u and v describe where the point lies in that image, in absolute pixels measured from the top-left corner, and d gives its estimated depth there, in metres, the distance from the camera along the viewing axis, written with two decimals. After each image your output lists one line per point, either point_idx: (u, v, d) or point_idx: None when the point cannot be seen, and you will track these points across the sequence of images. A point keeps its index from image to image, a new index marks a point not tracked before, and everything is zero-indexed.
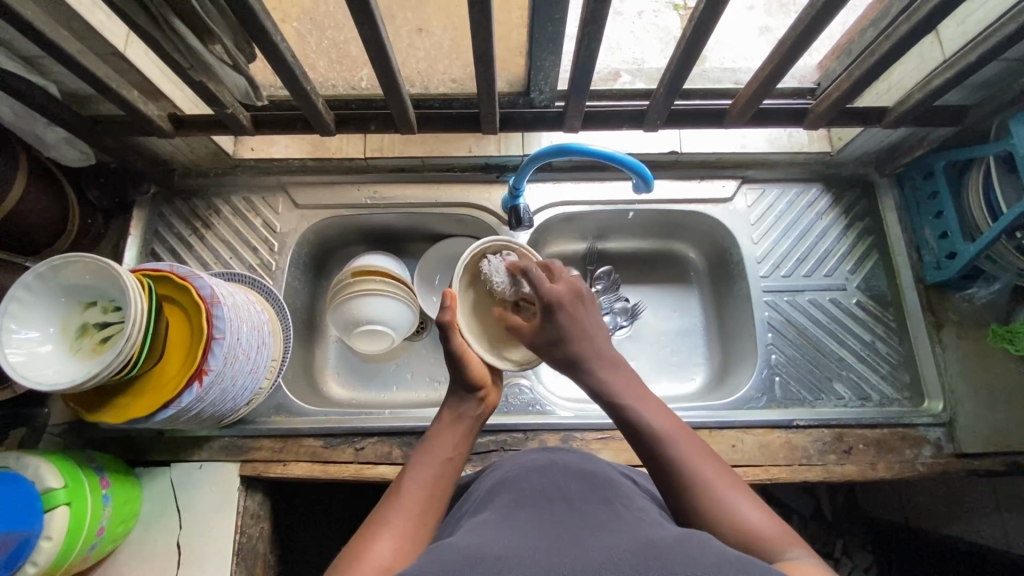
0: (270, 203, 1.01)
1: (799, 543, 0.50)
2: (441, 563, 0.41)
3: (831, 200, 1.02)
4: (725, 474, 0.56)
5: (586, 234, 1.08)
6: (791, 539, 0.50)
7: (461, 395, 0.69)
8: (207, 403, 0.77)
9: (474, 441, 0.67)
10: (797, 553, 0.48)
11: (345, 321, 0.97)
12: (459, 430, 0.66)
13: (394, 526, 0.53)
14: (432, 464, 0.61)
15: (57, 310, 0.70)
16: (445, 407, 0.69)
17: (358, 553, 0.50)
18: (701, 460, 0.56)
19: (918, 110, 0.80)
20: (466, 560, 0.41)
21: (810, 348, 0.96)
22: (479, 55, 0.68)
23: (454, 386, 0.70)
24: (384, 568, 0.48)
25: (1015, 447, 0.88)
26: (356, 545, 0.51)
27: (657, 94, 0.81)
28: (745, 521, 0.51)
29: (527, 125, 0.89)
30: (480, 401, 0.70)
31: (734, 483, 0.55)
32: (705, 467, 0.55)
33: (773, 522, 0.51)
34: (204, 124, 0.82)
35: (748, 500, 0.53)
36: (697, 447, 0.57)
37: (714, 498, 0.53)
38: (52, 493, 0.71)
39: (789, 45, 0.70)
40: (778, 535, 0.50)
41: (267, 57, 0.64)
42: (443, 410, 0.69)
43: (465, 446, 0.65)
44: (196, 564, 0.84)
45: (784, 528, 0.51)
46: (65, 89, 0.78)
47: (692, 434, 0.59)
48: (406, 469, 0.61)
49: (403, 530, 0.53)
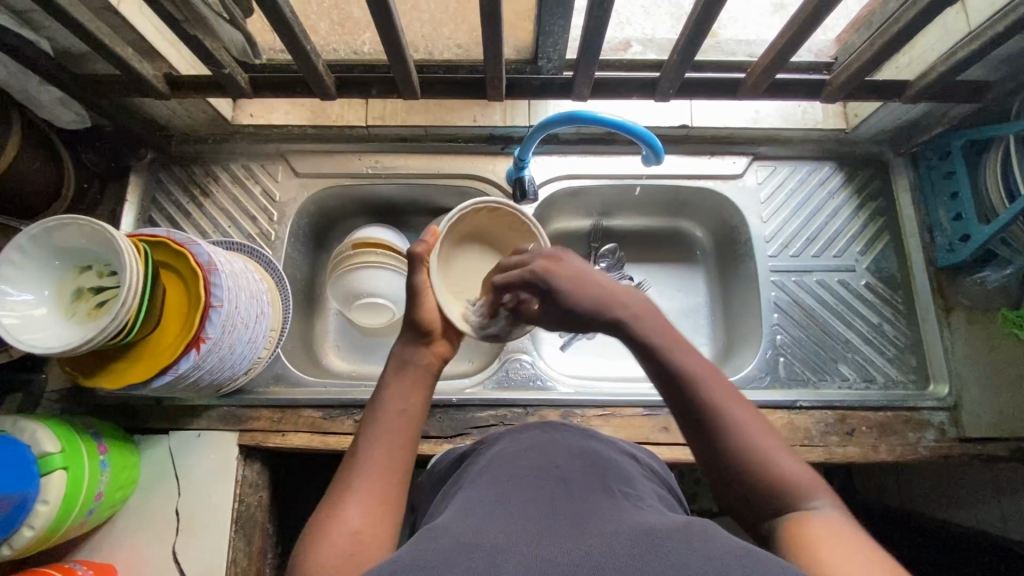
0: (270, 171, 0.99)
1: (828, 489, 0.51)
2: (435, 550, 0.40)
3: (844, 178, 1.00)
4: (759, 423, 0.54)
5: (591, 210, 1.06)
6: (822, 490, 0.50)
7: (409, 341, 0.65)
8: (204, 371, 0.76)
9: (434, 382, 0.64)
10: (826, 503, 0.49)
11: (344, 293, 0.96)
12: (413, 381, 0.62)
13: (362, 486, 0.53)
14: (391, 416, 0.59)
15: (50, 273, 0.69)
16: (394, 354, 0.65)
17: (328, 519, 0.50)
18: (731, 406, 0.54)
19: (939, 84, 0.77)
20: (459, 548, 0.40)
21: (816, 329, 0.95)
22: (486, 15, 0.65)
23: (405, 330, 0.66)
24: (353, 535, 0.49)
25: (1020, 433, 0.87)
26: (326, 509, 0.51)
27: (669, 63, 0.78)
28: (781, 474, 0.51)
29: (534, 93, 0.85)
30: (426, 347, 0.65)
31: (769, 431, 0.53)
32: (737, 415, 0.53)
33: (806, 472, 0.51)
34: (201, 86, 0.80)
35: (782, 449, 0.52)
36: (730, 395, 0.54)
37: (753, 451, 0.52)
38: (48, 457, 0.70)
39: (807, 13, 0.67)
40: (811, 484, 0.50)
41: (265, 13, 0.62)
42: (390, 361, 0.64)
43: (424, 394, 0.62)
44: (194, 530, 0.84)
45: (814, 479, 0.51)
46: (58, 45, 0.76)
47: (721, 377, 0.56)
48: (364, 425, 0.59)
49: (372, 490, 0.53)
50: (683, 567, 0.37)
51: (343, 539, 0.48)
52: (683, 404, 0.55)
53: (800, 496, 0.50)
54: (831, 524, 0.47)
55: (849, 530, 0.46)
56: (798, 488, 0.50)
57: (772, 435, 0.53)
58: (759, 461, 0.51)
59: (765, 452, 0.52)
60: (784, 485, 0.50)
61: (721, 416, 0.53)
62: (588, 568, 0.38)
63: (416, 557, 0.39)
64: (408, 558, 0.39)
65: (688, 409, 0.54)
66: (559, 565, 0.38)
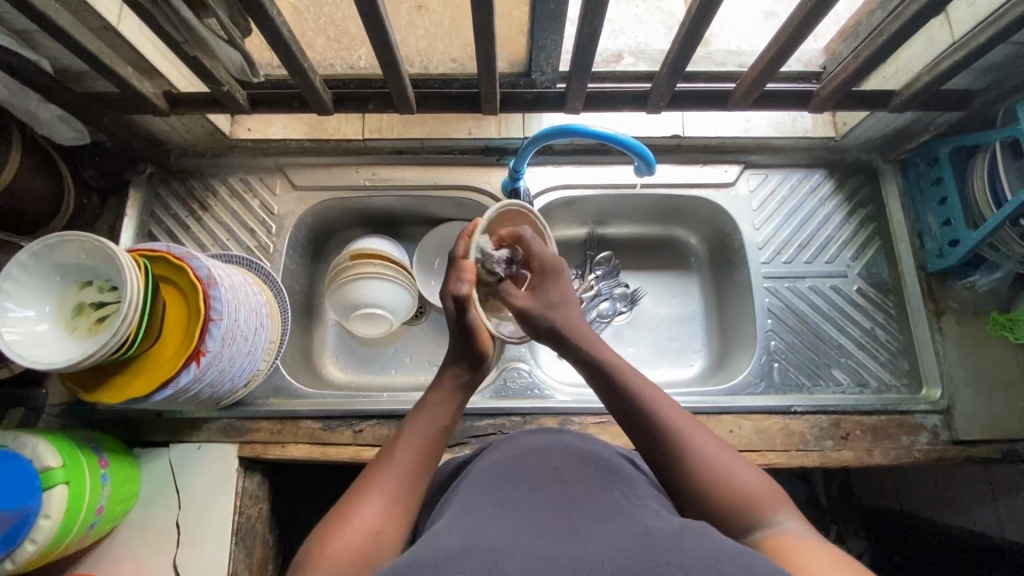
0: (268, 184, 1.00)
1: (788, 507, 0.51)
2: (434, 551, 0.41)
3: (834, 185, 1.01)
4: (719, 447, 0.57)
5: (586, 219, 1.07)
6: (783, 503, 0.51)
7: (461, 367, 0.67)
8: (205, 383, 0.77)
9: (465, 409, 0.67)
10: (786, 518, 0.50)
11: (343, 305, 0.96)
12: (453, 404, 0.65)
13: (387, 491, 0.55)
14: (431, 427, 0.61)
15: (52, 289, 0.70)
16: (445, 373, 0.67)
17: (353, 509, 0.52)
18: (687, 429, 0.58)
19: (925, 93, 0.79)
20: (460, 549, 0.41)
21: (809, 335, 0.96)
22: (480, 32, 0.66)
23: (456, 353, 0.68)
24: (372, 535, 0.50)
25: (1013, 434, 0.88)
26: (345, 507, 0.53)
27: (660, 77, 0.80)
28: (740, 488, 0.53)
29: (528, 106, 0.87)
30: (472, 369, 0.68)
31: (726, 453, 0.56)
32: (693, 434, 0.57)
33: (765, 487, 0.53)
34: (200, 103, 0.81)
35: (741, 467, 0.55)
36: (687, 419, 0.59)
37: (709, 466, 0.54)
38: (50, 472, 0.71)
39: (794, 26, 0.69)
40: (768, 498, 0.52)
41: (263, 32, 0.63)
42: (442, 375, 0.67)
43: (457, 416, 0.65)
44: (196, 542, 0.85)
45: (772, 490, 0.53)
46: (59, 64, 0.77)
47: (677, 405, 0.60)
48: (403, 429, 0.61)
49: (396, 494, 0.55)
50: (679, 565, 0.38)
51: (362, 535, 0.50)
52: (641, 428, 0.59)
53: (761, 509, 0.51)
54: (784, 532, 0.48)
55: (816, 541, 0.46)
56: (758, 503, 0.51)
57: (732, 456, 0.56)
58: (715, 473, 0.54)
59: (724, 470, 0.54)
60: (743, 496, 0.52)
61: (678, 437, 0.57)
62: (587, 567, 0.39)
63: (415, 559, 0.40)
64: (411, 558, 0.40)
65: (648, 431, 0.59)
66: (558, 565, 0.39)
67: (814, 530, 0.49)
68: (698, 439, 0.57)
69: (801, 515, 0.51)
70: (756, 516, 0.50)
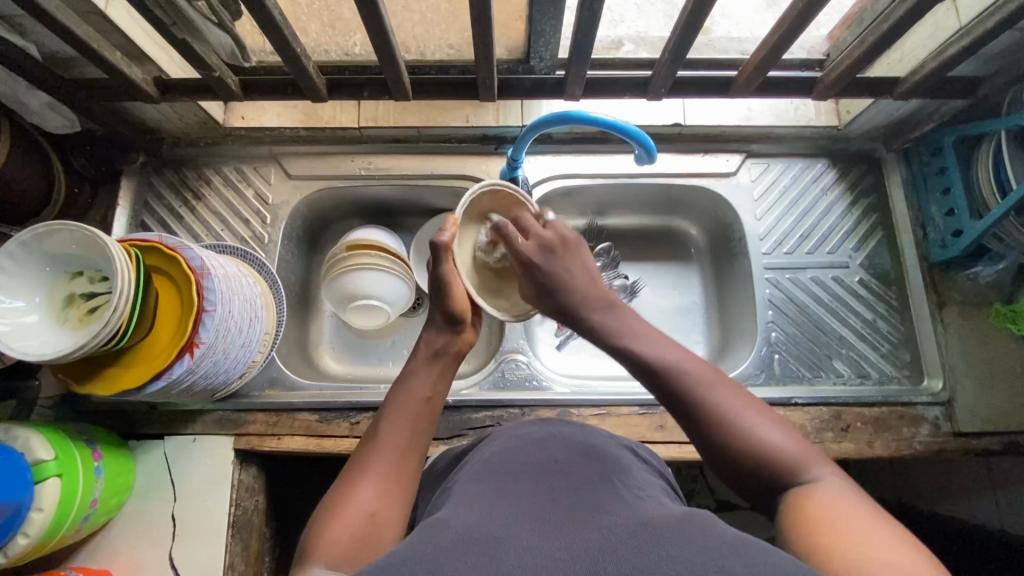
0: (262, 174, 0.98)
1: (828, 462, 0.51)
2: (432, 545, 0.40)
3: (836, 174, 1.00)
4: (753, 405, 0.54)
5: (585, 209, 1.06)
6: (822, 460, 0.51)
7: (438, 326, 0.66)
8: (199, 375, 0.76)
9: (455, 374, 0.65)
10: (825, 474, 0.50)
11: (340, 296, 0.95)
12: (437, 369, 0.63)
13: (379, 471, 0.54)
14: (415, 399, 0.60)
15: (41, 279, 0.69)
16: (421, 340, 0.66)
17: (345, 494, 0.52)
18: (716, 391, 0.55)
19: (931, 80, 0.78)
20: (457, 542, 0.40)
21: (811, 326, 0.95)
22: (477, 16, 0.65)
23: (434, 315, 0.67)
24: (367, 518, 0.50)
25: (1015, 426, 0.87)
26: (337, 492, 0.52)
27: (660, 63, 0.78)
28: (782, 450, 0.51)
29: (527, 94, 0.85)
30: (457, 334, 0.66)
31: (761, 409, 0.54)
32: (724, 397, 0.54)
33: (805, 445, 0.52)
34: (191, 90, 0.80)
35: (778, 425, 0.53)
36: (714, 380, 0.56)
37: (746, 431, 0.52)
38: (42, 464, 0.70)
39: (797, 12, 0.68)
40: (811, 459, 0.51)
41: (255, 16, 0.62)
42: (420, 343, 0.66)
43: (446, 379, 0.64)
44: (191, 535, 0.84)
45: (804, 442, 0.53)
46: (46, 50, 0.75)
47: (701, 361, 0.57)
48: (387, 402, 0.60)
49: (390, 469, 0.54)
50: (681, 556, 0.37)
51: (357, 519, 0.49)
52: (669, 394, 0.56)
53: (804, 473, 0.50)
54: (831, 495, 0.48)
55: (856, 504, 0.46)
56: (802, 466, 0.50)
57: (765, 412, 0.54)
58: (753, 438, 0.52)
59: (764, 434, 0.52)
60: (787, 462, 0.51)
61: (707, 404, 0.54)
62: (588, 560, 0.38)
63: (415, 552, 0.39)
64: (410, 551, 0.39)
65: (676, 397, 0.56)
66: (559, 558, 0.38)
67: (854, 485, 0.49)
68: (730, 401, 0.54)
69: (835, 466, 0.51)
70: (797, 480, 0.50)
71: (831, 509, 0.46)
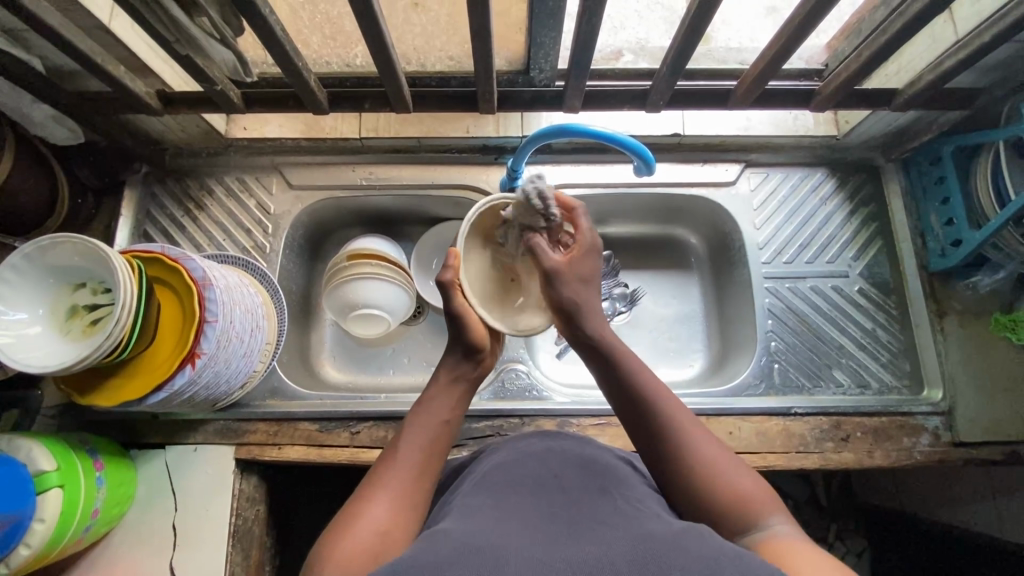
0: (264, 183, 0.99)
1: (780, 509, 0.52)
2: (428, 557, 0.40)
3: (835, 184, 1.01)
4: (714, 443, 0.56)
5: (585, 218, 1.06)
6: (774, 506, 0.52)
7: (458, 356, 0.65)
8: (200, 385, 0.76)
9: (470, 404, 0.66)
10: (778, 521, 0.50)
11: (340, 305, 0.95)
12: (456, 396, 0.64)
13: (393, 489, 0.54)
14: (433, 423, 0.61)
15: (44, 291, 0.69)
16: (442, 367, 0.66)
17: (359, 510, 0.52)
18: (680, 419, 0.57)
19: (928, 92, 0.78)
20: (455, 555, 0.40)
21: (810, 335, 0.95)
22: (477, 30, 0.65)
23: (453, 346, 0.66)
24: (379, 534, 0.50)
25: (1014, 436, 0.87)
26: (352, 508, 0.52)
27: (659, 75, 0.79)
28: (732, 488, 0.52)
29: (526, 105, 0.87)
30: (478, 364, 0.66)
31: (718, 447, 0.56)
32: (686, 426, 0.57)
33: (757, 489, 0.53)
34: (194, 102, 0.80)
35: (733, 466, 0.54)
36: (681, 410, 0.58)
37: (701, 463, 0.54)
38: (44, 475, 0.70)
39: (795, 25, 0.68)
40: (761, 504, 0.52)
41: (256, 31, 0.62)
42: (440, 369, 0.66)
43: (463, 406, 0.65)
44: (191, 545, 0.84)
45: (760, 489, 0.53)
46: (51, 64, 0.76)
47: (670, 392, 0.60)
48: (406, 425, 0.61)
49: (404, 488, 0.55)
50: (679, 566, 0.38)
51: (370, 535, 0.50)
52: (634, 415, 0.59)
53: (753, 513, 0.51)
54: (775, 539, 0.48)
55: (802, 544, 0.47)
56: (751, 506, 0.51)
57: (723, 451, 0.56)
58: (707, 470, 0.54)
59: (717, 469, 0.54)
60: (738, 500, 0.52)
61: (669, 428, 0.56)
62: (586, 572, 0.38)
63: (417, 561, 0.39)
64: (411, 559, 0.40)
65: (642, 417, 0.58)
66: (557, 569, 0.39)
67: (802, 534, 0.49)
68: (692, 432, 0.56)
69: (790, 514, 0.51)
70: (747, 519, 0.51)
71: (778, 543, 0.47)
